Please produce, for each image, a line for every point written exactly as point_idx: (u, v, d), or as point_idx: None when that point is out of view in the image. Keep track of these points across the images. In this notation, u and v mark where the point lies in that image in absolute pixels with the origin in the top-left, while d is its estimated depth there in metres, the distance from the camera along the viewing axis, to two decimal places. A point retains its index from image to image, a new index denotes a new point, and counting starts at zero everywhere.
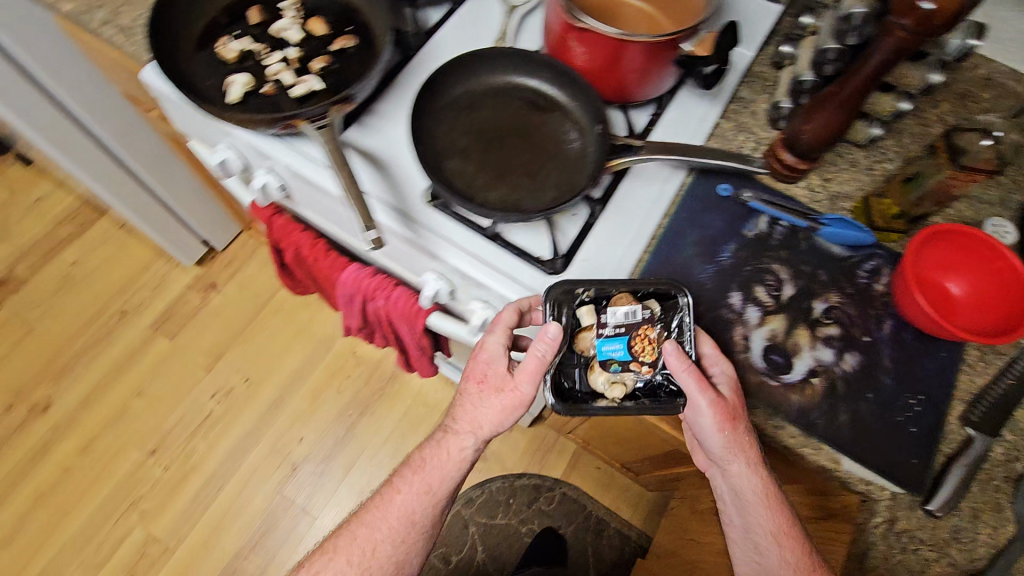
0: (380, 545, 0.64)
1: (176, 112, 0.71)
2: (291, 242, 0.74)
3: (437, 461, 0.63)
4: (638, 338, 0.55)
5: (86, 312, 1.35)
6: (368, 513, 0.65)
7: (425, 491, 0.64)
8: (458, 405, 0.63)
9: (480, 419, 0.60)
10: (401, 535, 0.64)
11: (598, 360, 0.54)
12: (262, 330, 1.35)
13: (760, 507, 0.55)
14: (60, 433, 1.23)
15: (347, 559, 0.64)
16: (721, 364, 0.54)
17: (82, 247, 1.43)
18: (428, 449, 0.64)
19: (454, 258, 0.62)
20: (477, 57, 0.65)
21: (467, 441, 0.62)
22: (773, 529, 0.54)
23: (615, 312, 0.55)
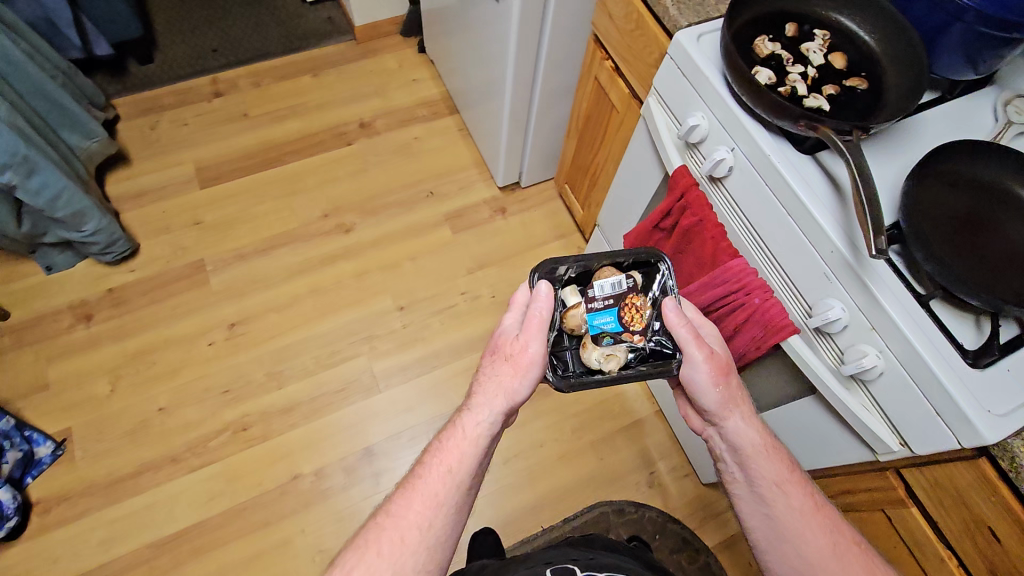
0: (410, 532, 0.64)
1: (675, 74, 0.82)
2: (693, 214, 0.83)
3: (457, 441, 0.68)
4: (625, 307, 0.69)
5: (407, 178, 1.60)
6: (392, 507, 0.66)
7: (452, 469, 0.67)
8: (478, 388, 0.70)
9: (505, 386, 0.68)
10: (422, 521, 0.65)
11: (591, 336, 0.68)
12: (523, 266, 1.50)
13: (762, 465, 0.69)
14: (348, 254, 1.46)
15: (378, 552, 0.63)
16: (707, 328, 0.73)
17: (427, 130, 1.69)
18: (450, 436, 0.68)
19: (884, 299, 0.63)
20: (988, 149, 0.68)
21: (484, 416, 0.68)
22: (778, 484, 0.68)
23: (601, 287, 0.70)
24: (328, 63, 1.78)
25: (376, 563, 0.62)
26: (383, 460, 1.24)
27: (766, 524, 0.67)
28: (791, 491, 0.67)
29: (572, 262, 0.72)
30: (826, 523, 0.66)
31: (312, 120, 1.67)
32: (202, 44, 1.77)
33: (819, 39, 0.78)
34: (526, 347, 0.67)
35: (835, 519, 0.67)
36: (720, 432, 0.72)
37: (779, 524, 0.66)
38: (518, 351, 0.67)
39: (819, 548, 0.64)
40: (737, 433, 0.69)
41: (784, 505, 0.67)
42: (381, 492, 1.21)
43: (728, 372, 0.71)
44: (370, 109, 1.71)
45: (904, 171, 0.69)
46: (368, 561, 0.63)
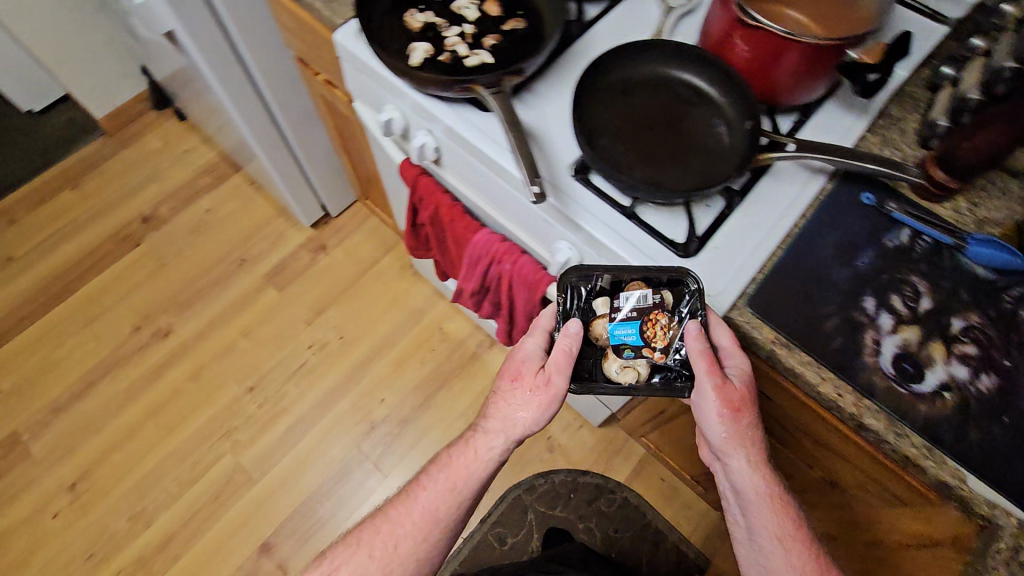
0: (401, 543, 0.66)
1: (353, 70, 0.78)
2: (431, 203, 0.80)
3: (466, 461, 0.67)
4: (649, 323, 0.59)
5: (211, 255, 1.49)
6: (394, 512, 0.68)
7: (449, 491, 0.67)
8: (491, 403, 0.67)
9: (513, 418, 0.64)
10: (415, 536, 0.66)
11: (610, 344, 0.60)
12: (361, 295, 1.45)
13: (756, 499, 0.61)
14: (176, 358, 1.36)
15: (369, 553, 0.66)
16: (739, 353, 0.59)
17: (216, 197, 1.57)
18: (456, 450, 0.68)
19: (593, 228, 0.64)
20: (643, 46, 0.69)
21: (496, 442, 0.66)
22: (772, 521, 0.61)
23: (628, 296, 0.60)
24: (83, 167, 1.62)
25: (364, 566, 0.66)
26: (285, 546, 1.19)
27: None
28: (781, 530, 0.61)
29: (603, 269, 0.62)
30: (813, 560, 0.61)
31: (88, 234, 1.52)
32: None
33: None
34: (542, 384, 0.62)
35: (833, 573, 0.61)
36: (725, 468, 0.63)
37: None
38: (530, 378, 0.63)
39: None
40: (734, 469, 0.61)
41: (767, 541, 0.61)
42: None
43: (751, 409, 0.60)
44: (148, 199, 1.57)
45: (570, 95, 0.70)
46: (359, 561, 0.66)
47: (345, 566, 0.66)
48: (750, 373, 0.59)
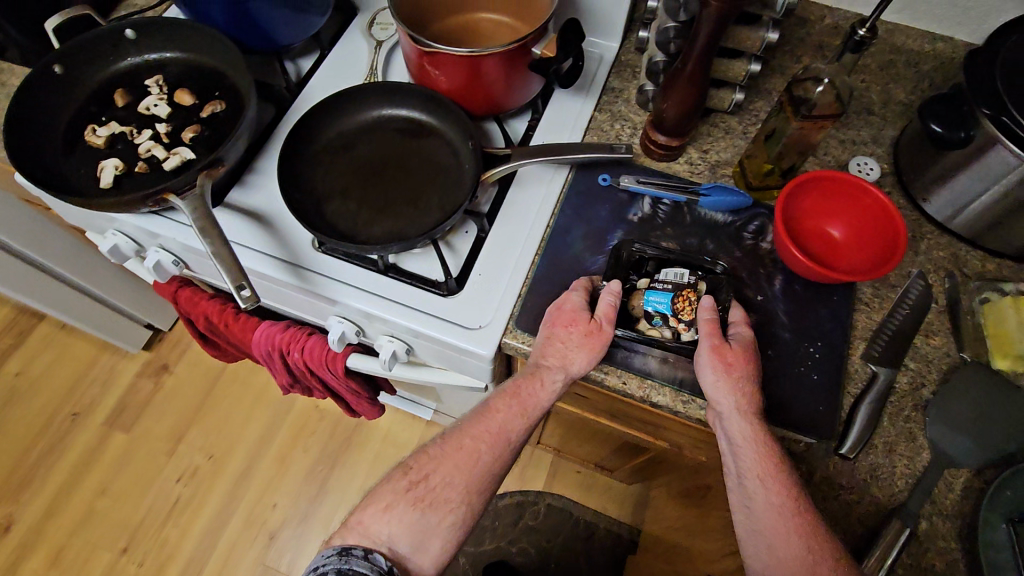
0: (487, 456, 0.54)
1: (58, 207, 0.70)
2: (200, 313, 0.74)
3: (533, 391, 0.54)
4: (683, 297, 0.54)
5: (36, 420, 1.32)
6: (475, 426, 0.54)
7: (523, 414, 0.54)
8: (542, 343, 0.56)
9: (570, 357, 0.53)
10: (499, 451, 0.54)
11: (642, 306, 0.55)
12: (220, 402, 1.33)
13: (747, 454, 0.49)
14: (27, 549, 1.20)
15: (456, 464, 0.53)
16: (742, 322, 0.54)
17: (25, 355, 1.39)
18: (524, 376, 0.55)
19: (350, 297, 0.61)
20: (347, 95, 0.67)
21: (558, 377, 0.54)
22: (764, 477, 0.48)
23: (666, 270, 0.56)
24: None
25: (451, 480, 0.53)
26: None
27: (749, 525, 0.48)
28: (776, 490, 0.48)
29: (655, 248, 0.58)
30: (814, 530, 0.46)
31: None
32: None
33: (156, 89, 0.70)
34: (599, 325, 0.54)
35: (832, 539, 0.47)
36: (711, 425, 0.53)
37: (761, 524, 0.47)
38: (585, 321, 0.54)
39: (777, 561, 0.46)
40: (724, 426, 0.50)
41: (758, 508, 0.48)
42: None
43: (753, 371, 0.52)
44: None
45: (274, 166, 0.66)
46: (442, 477, 0.53)
47: (433, 477, 0.53)
48: (755, 343, 0.54)
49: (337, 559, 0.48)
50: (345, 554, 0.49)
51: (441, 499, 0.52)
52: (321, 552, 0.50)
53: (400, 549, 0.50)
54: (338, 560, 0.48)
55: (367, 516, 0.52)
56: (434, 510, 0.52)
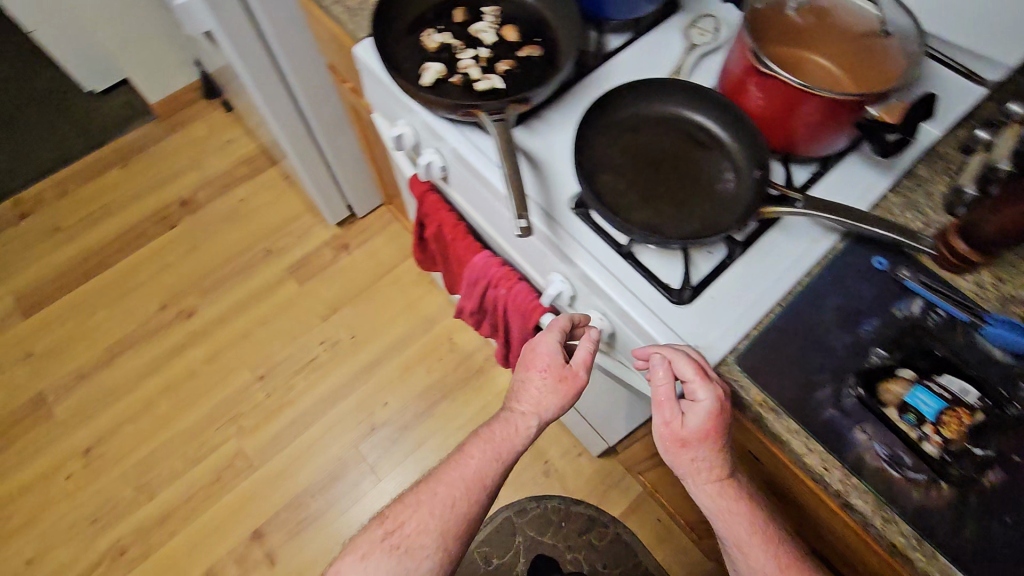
0: (462, 499, 0.60)
1: (372, 86, 0.81)
2: (436, 220, 0.82)
3: (507, 435, 0.63)
4: (953, 413, 0.51)
5: (240, 244, 1.55)
6: (445, 475, 0.61)
7: (498, 459, 0.62)
8: (513, 386, 0.65)
9: (544, 403, 0.63)
10: (474, 494, 0.60)
11: (904, 398, 0.53)
12: (376, 296, 1.47)
13: (727, 525, 0.58)
14: (196, 340, 1.41)
15: (430, 511, 0.59)
16: (706, 384, 0.55)
17: (251, 188, 1.63)
18: (493, 423, 0.64)
19: (585, 265, 0.64)
20: (655, 84, 0.69)
21: (534, 419, 0.63)
22: (740, 545, 0.58)
23: (947, 378, 0.53)
24: (133, 149, 1.70)
25: (425, 527, 0.59)
26: (275, 538, 1.21)
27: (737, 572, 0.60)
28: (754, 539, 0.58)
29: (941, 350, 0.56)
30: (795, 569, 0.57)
31: (130, 213, 1.60)
32: None
33: (490, 17, 0.77)
34: (569, 373, 0.63)
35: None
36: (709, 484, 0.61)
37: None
38: (540, 364, 0.63)
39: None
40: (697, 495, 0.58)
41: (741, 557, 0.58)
42: (282, 568, 1.19)
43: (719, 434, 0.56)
44: (188, 185, 1.64)
45: (575, 124, 0.70)
46: (413, 528, 0.59)
47: (407, 526, 0.59)
48: (722, 398, 0.54)
49: None
50: None
51: (417, 546, 0.58)
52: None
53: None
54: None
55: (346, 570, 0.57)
56: (409, 560, 0.57)
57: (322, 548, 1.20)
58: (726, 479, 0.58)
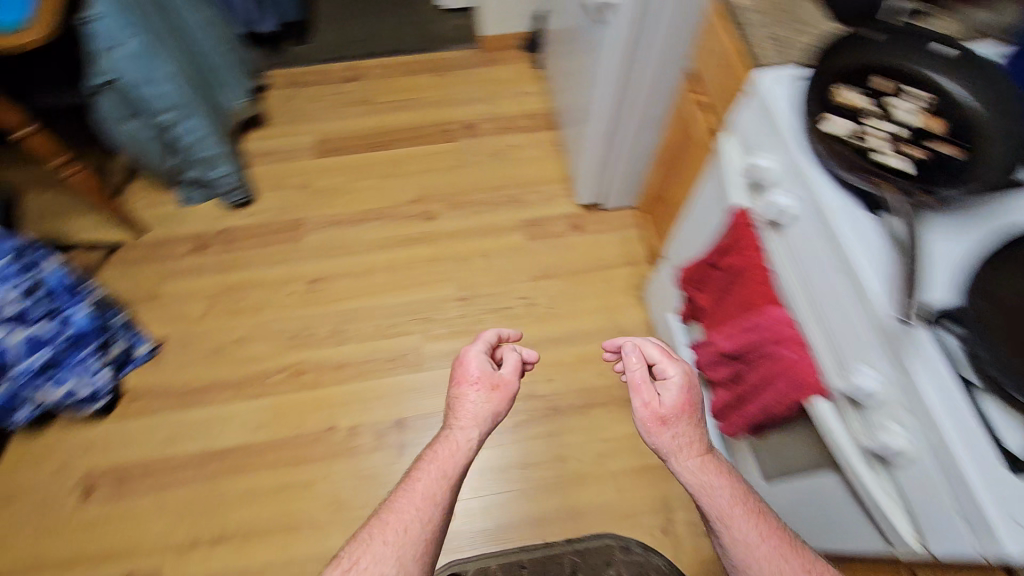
0: (417, 520, 0.72)
1: (751, 111, 0.80)
2: (744, 257, 0.82)
3: (450, 451, 0.78)
4: None
5: (495, 180, 1.68)
6: (395, 504, 0.74)
7: (445, 477, 0.76)
8: (449, 408, 0.82)
9: (479, 414, 0.81)
10: (430, 507, 0.74)
11: None
12: (584, 285, 1.51)
13: (705, 499, 0.69)
14: (427, 240, 1.58)
15: (382, 540, 0.70)
16: (672, 362, 0.75)
17: (525, 139, 1.76)
18: (436, 446, 0.79)
19: (922, 378, 0.57)
20: None
21: (472, 431, 0.79)
22: (721, 516, 0.67)
23: None
24: (449, 64, 1.92)
25: (383, 558, 0.69)
26: (412, 434, 1.32)
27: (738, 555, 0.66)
28: (736, 510, 0.68)
29: None
30: (786, 539, 0.66)
31: (424, 113, 1.82)
32: (350, 35, 1.98)
33: None
34: (498, 381, 0.83)
35: (791, 553, 0.65)
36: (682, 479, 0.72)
37: (741, 554, 0.66)
38: (467, 385, 0.82)
39: (777, 574, 0.64)
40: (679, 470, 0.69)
41: (733, 534, 0.67)
42: (402, 462, 1.29)
43: (694, 409, 0.73)
44: (477, 112, 1.82)
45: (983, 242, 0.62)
46: (374, 556, 0.69)
47: (363, 559, 0.69)
48: (692, 373, 0.75)
49: None
50: None
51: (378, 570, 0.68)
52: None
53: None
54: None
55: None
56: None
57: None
58: (709, 456, 0.70)
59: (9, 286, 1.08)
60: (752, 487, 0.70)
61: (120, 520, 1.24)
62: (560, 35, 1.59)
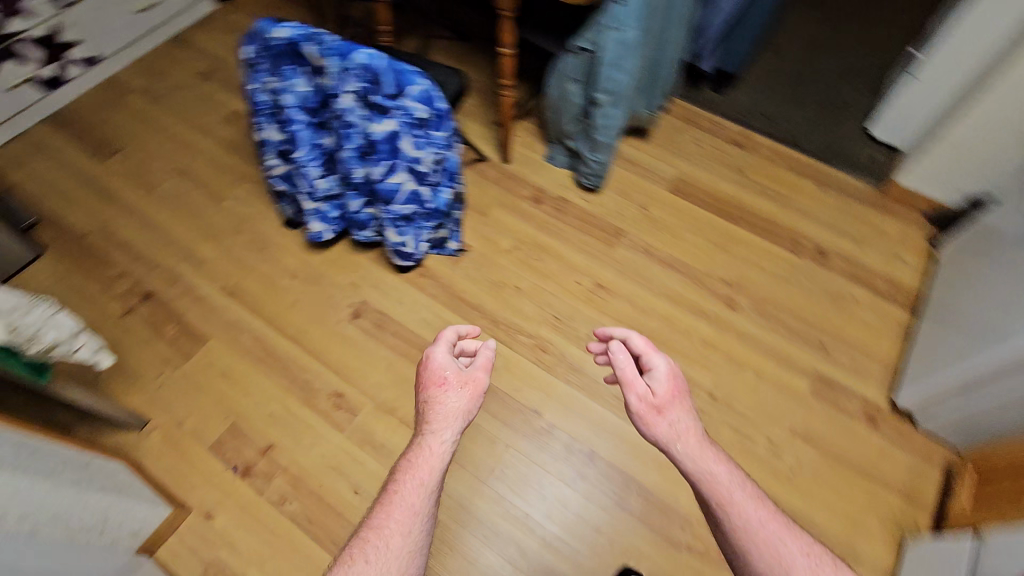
0: (397, 530, 0.76)
1: None
2: None
3: (423, 460, 0.81)
4: None
5: (816, 315, 1.51)
6: (375, 521, 0.77)
7: (422, 484, 0.80)
8: (422, 411, 0.86)
9: (451, 412, 0.85)
10: (412, 521, 0.77)
11: None
12: (847, 483, 1.29)
13: (699, 476, 0.79)
14: (716, 322, 1.49)
15: (366, 560, 0.73)
16: (658, 359, 0.87)
17: (874, 298, 1.54)
18: (411, 453, 0.82)
19: None
20: None
21: (446, 433, 0.83)
22: (717, 492, 0.79)
23: None
24: (843, 181, 1.76)
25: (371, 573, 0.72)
26: (594, 473, 1.31)
27: (744, 532, 0.77)
28: (730, 489, 0.79)
29: None
30: (779, 521, 0.78)
31: (787, 209, 1.69)
32: (765, 103, 1.93)
33: None
34: (470, 379, 0.87)
35: (775, 518, 0.79)
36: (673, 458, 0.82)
37: (743, 529, 0.77)
38: (433, 388, 0.87)
39: (778, 545, 0.76)
40: (679, 454, 0.80)
41: (731, 509, 0.78)
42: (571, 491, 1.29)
43: (684, 404, 0.85)
44: (840, 241, 1.63)
45: None
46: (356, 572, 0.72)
47: None
48: (671, 368, 0.87)
49: None
50: None
51: None
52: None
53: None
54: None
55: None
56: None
57: (595, 523, 1.25)
58: (704, 444, 0.81)
59: (432, 151, 1.26)
60: (730, 458, 0.83)
61: (359, 352, 1.47)
62: (990, 233, 1.34)
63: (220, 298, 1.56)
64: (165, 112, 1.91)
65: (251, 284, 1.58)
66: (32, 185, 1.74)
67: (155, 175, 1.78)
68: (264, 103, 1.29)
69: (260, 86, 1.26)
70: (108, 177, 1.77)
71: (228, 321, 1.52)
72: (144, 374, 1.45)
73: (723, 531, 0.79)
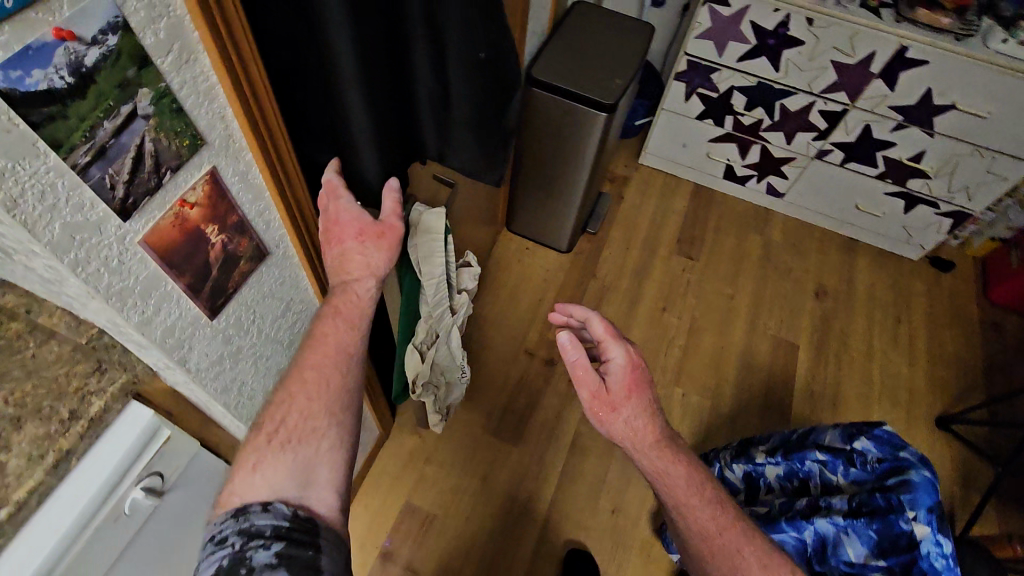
0: (335, 377, 0.65)
1: None
2: None
3: (347, 302, 0.66)
4: None
5: None
6: (304, 362, 0.64)
7: (348, 326, 0.66)
8: (336, 265, 0.65)
9: (372, 263, 0.65)
10: (349, 383, 0.66)
11: None
12: None
13: (664, 488, 0.76)
14: None
15: (302, 406, 0.62)
16: (615, 342, 0.77)
17: None
18: (334, 297, 0.66)
19: None
20: None
21: (372, 281, 0.66)
22: (683, 508, 0.76)
23: None
24: None
25: (306, 418, 0.62)
26: None
27: (709, 544, 0.75)
28: (693, 498, 0.76)
29: None
30: (743, 533, 0.75)
31: None
32: None
33: None
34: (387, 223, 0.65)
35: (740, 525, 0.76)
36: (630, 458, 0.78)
37: (709, 543, 0.75)
38: (351, 233, 0.63)
39: (743, 562, 0.73)
40: (636, 456, 0.76)
41: (694, 522, 0.76)
42: None
43: (642, 392, 0.76)
44: None
45: None
46: (291, 400, 0.62)
47: (287, 422, 0.61)
48: (637, 356, 0.77)
49: (231, 517, 0.52)
50: (241, 512, 0.53)
51: (308, 437, 0.61)
52: (217, 515, 0.54)
53: (293, 495, 0.56)
54: (232, 539, 0.50)
55: (238, 480, 0.56)
56: (307, 445, 0.60)
57: None
58: (663, 447, 0.76)
59: None
60: (693, 459, 0.78)
61: None
62: None
63: (562, 438, 1.43)
64: (754, 277, 1.73)
65: (587, 466, 1.40)
66: (627, 210, 1.83)
67: (678, 303, 1.66)
68: (804, 466, 0.95)
69: (822, 460, 0.92)
70: (659, 265, 1.72)
71: (541, 459, 1.40)
72: (469, 399, 1.46)
73: (687, 543, 0.78)
